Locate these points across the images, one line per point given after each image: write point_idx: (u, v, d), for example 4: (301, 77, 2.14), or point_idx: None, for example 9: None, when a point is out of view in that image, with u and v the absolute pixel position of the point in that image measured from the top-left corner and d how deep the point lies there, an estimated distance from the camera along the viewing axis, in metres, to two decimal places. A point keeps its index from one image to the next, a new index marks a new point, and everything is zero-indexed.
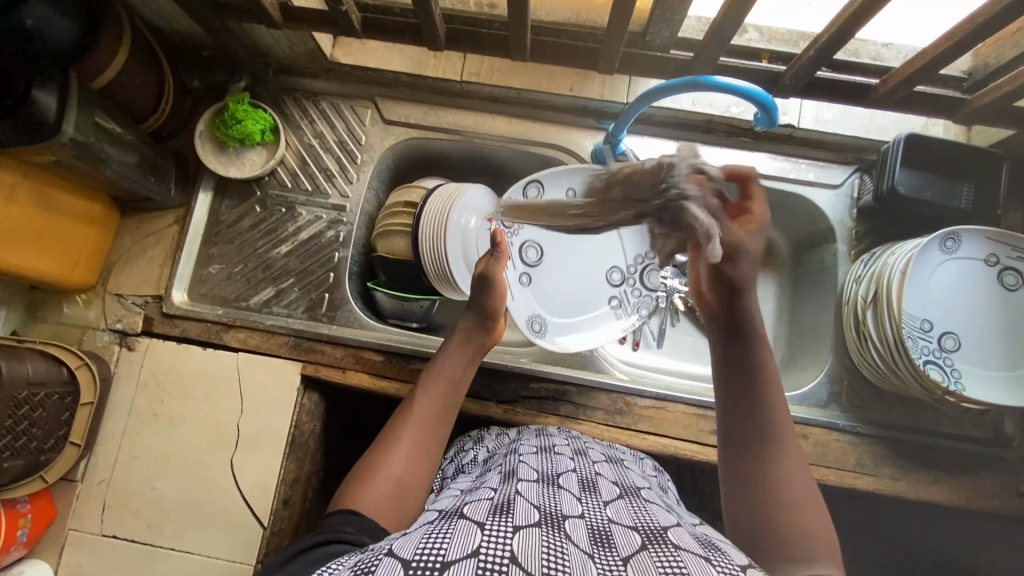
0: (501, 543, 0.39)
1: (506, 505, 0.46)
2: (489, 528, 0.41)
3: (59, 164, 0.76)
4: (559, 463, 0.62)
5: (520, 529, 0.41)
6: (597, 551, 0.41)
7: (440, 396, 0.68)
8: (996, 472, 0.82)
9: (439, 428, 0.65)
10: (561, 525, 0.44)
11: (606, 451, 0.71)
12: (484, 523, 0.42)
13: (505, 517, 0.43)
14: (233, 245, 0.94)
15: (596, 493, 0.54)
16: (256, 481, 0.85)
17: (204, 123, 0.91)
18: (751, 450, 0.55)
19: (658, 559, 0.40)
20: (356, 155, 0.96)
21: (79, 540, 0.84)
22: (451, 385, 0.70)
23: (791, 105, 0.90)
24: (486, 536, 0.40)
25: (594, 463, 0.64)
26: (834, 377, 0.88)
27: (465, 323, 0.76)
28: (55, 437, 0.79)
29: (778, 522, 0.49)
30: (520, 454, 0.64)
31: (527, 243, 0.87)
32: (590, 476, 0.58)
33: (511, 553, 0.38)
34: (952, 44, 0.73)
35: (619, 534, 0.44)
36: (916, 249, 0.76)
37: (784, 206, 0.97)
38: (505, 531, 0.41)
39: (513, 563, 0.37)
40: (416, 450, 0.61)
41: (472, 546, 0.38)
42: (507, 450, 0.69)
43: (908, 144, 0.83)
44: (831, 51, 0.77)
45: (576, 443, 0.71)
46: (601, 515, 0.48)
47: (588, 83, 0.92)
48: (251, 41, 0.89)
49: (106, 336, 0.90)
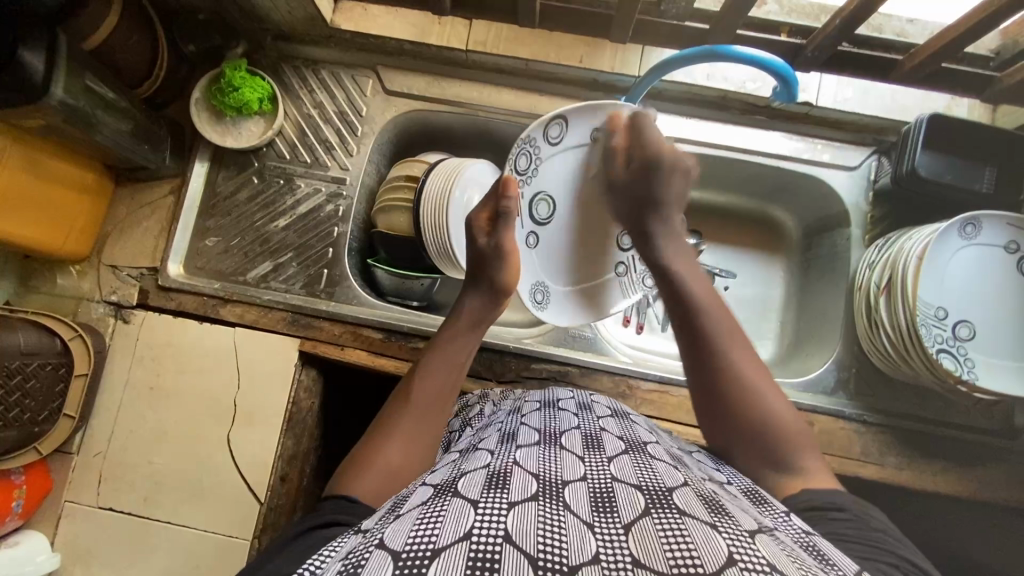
0: (495, 522, 0.38)
1: (503, 475, 0.45)
2: (482, 504, 0.40)
3: (48, 128, 0.73)
4: (562, 420, 0.60)
5: (515, 504, 0.40)
6: (597, 518, 0.40)
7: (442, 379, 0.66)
8: (1000, 463, 0.81)
9: (439, 413, 0.64)
10: (560, 493, 0.43)
11: (610, 404, 0.68)
12: (478, 499, 0.41)
13: (500, 490, 0.42)
14: (229, 217, 0.92)
15: (600, 449, 0.52)
16: (252, 456, 0.84)
17: (199, 90, 0.88)
18: (731, 399, 0.57)
19: (660, 523, 0.38)
20: (357, 127, 0.93)
21: (75, 512, 0.83)
22: (452, 369, 0.68)
23: (810, 82, 0.85)
24: (479, 514, 0.38)
25: (599, 417, 0.62)
26: (842, 364, 0.86)
27: (472, 300, 0.73)
28: (49, 409, 0.78)
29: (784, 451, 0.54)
30: (523, 414, 0.63)
31: (538, 195, 0.80)
32: (594, 432, 0.56)
33: (505, 532, 0.37)
34: (981, 20, 0.69)
35: (622, 494, 0.43)
36: (934, 234, 0.74)
37: (797, 189, 0.94)
38: (500, 507, 0.39)
39: (506, 542, 0.36)
40: (412, 438, 0.60)
41: (464, 528, 0.37)
42: (510, 408, 0.68)
43: (931, 125, 0.79)
44: (857, 23, 0.73)
45: (581, 396, 0.69)
46: (604, 472, 0.47)
47: (599, 55, 0.88)
48: (248, 5, 0.85)
49: (101, 308, 0.89)
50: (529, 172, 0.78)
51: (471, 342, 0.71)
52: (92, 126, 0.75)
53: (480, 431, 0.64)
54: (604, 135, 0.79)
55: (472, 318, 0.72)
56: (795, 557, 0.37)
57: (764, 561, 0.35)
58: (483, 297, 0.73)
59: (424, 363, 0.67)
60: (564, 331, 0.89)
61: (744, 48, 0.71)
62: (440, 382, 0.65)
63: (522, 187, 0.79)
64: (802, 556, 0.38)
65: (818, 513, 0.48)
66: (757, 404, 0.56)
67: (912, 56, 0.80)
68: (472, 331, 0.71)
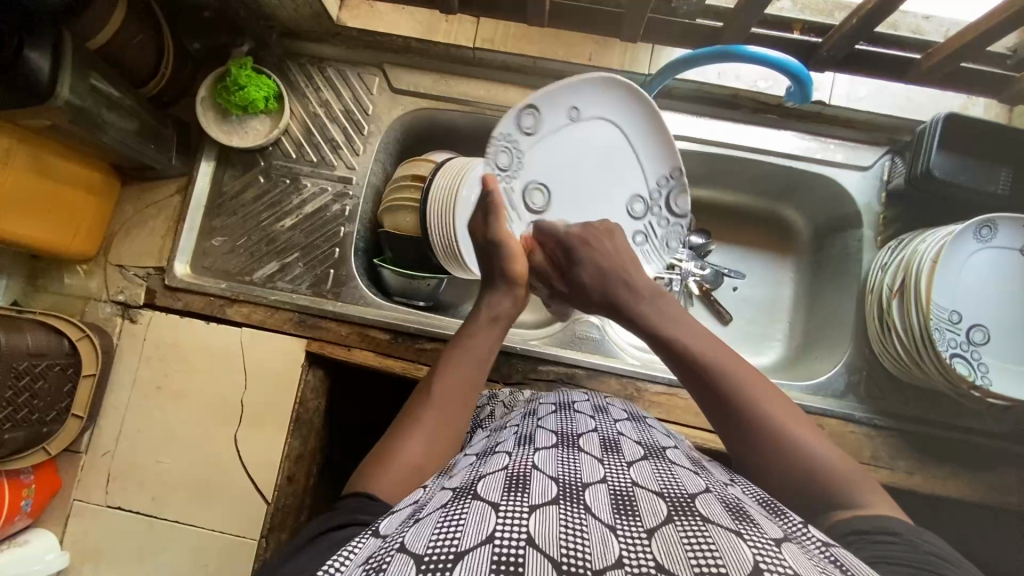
0: (518, 526, 0.37)
1: (523, 478, 0.44)
2: (504, 507, 0.39)
3: (54, 129, 0.73)
4: (578, 422, 0.59)
5: (537, 507, 0.39)
6: (619, 523, 0.39)
7: (460, 377, 0.65)
8: (1013, 468, 0.80)
9: (458, 412, 0.63)
10: (582, 497, 0.42)
11: (627, 407, 0.68)
12: (500, 501, 0.40)
13: (521, 493, 0.41)
14: (236, 217, 0.92)
15: (618, 454, 0.51)
16: (259, 456, 0.84)
17: (205, 89, 0.87)
18: (744, 436, 0.55)
19: (684, 532, 0.38)
20: (364, 125, 0.92)
21: (84, 511, 0.84)
22: (473, 366, 0.66)
23: (823, 80, 0.85)
24: (501, 517, 0.38)
25: (616, 421, 0.61)
26: (853, 367, 0.85)
27: (490, 297, 0.71)
28: (57, 409, 0.78)
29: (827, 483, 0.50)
30: (538, 416, 0.62)
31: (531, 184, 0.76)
32: (612, 436, 0.56)
33: (528, 535, 0.36)
34: (1004, 18, 0.67)
35: (644, 501, 0.42)
36: (949, 237, 0.72)
37: (808, 188, 0.92)
38: (522, 511, 0.39)
39: (530, 545, 0.36)
40: (433, 433, 0.60)
41: (488, 531, 0.37)
42: (524, 410, 0.67)
43: (947, 124, 0.78)
44: (874, 22, 0.71)
45: (596, 398, 0.68)
46: (624, 477, 0.46)
47: (609, 53, 0.87)
48: (253, 3, 0.84)
49: (108, 308, 0.89)
50: (513, 166, 0.75)
51: (493, 338, 0.69)
52: (98, 126, 0.75)
53: (495, 433, 0.63)
54: (580, 110, 0.75)
55: (493, 313, 0.70)
56: (820, 566, 0.37)
57: (792, 571, 0.34)
58: (507, 294, 0.71)
59: (449, 357, 0.67)
60: (572, 333, 0.89)
61: (756, 47, 0.70)
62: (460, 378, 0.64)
63: (508, 182, 0.75)
64: (828, 565, 0.38)
65: (862, 536, 0.45)
66: (764, 414, 0.55)
67: (928, 56, 0.78)
68: (493, 329, 0.70)
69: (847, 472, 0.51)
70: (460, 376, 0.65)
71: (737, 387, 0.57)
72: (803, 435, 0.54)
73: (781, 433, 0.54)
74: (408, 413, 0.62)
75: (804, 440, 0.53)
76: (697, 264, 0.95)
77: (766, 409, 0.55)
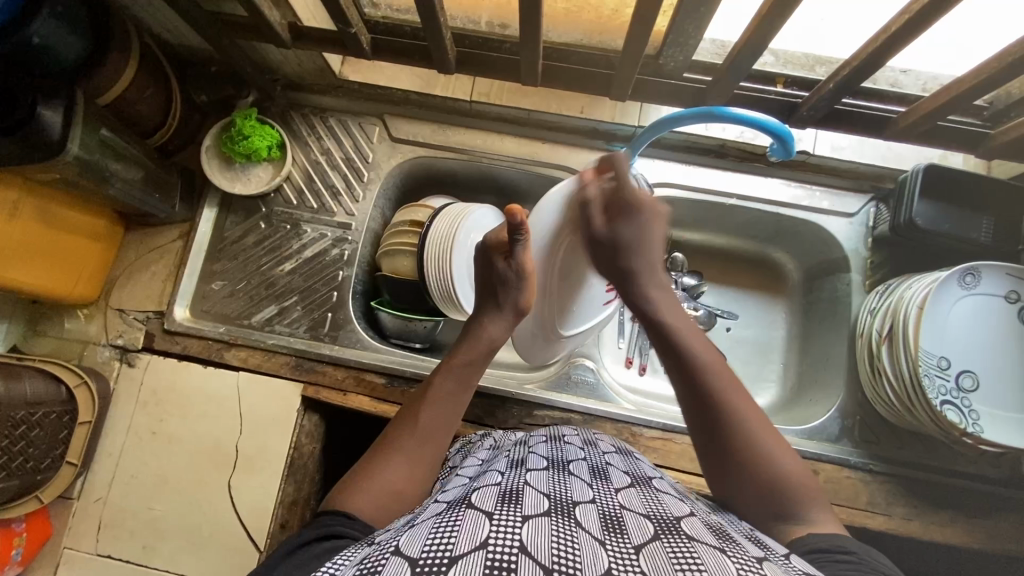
0: (510, 534, 0.36)
1: (516, 493, 0.44)
2: (498, 517, 0.39)
3: (62, 181, 0.75)
4: (569, 450, 0.60)
5: (530, 518, 0.39)
6: (608, 537, 0.39)
7: (447, 404, 0.62)
8: (1012, 514, 0.80)
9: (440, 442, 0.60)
10: (572, 511, 0.42)
11: (615, 442, 0.68)
12: (493, 512, 0.39)
13: (514, 505, 0.41)
14: (236, 261, 0.93)
15: (607, 480, 0.52)
16: (253, 503, 0.84)
17: (210, 138, 0.90)
18: (712, 402, 0.57)
19: (671, 548, 0.37)
20: (364, 172, 0.95)
21: (74, 560, 0.83)
22: (462, 393, 0.64)
23: (806, 134, 0.89)
24: (495, 525, 0.37)
25: (604, 452, 0.62)
26: (846, 411, 0.86)
27: (492, 322, 0.70)
28: (52, 456, 0.78)
29: (770, 490, 0.51)
30: (529, 444, 0.63)
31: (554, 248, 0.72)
32: (601, 464, 0.57)
33: (521, 544, 0.35)
34: (979, 80, 0.69)
35: (632, 520, 0.42)
36: (934, 283, 0.74)
37: (797, 234, 0.95)
38: (514, 521, 0.38)
39: (522, 553, 0.35)
40: (415, 458, 0.57)
41: (481, 538, 0.36)
42: (518, 440, 0.68)
43: (927, 176, 0.81)
44: (853, 83, 0.74)
45: (586, 432, 0.69)
46: (612, 500, 0.46)
47: (599, 105, 0.91)
48: (261, 58, 0.89)
49: (106, 352, 0.89)
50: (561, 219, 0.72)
51: (481, 367, 0.67)
52: (106, 177, 0.77)
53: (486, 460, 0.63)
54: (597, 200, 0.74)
55: (488, 342, 0.68)
56: None
57: None
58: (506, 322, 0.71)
59: (436, 383, 0.64)
60: (566, 375, 0.90)
61: (738, 108, 0.73)
62: (447, 409, 0.62)
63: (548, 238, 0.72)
64: None
65: (823, 555, 0.44)
66: (737, 413, 0.55)
67: (908, 113, 0.79)
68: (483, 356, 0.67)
69: (800, 481, 0.51)
70: (448, 402, 0.62)
71: (721, 389, 0.57)
72: (775, 448, 0.53)
73: (748, 438, 0.54)
74: (390, 438, 0.59)
75: (757, 434, 0.54)
76: (689, 305, 0.98)
77: (743, 423, 0.55)
